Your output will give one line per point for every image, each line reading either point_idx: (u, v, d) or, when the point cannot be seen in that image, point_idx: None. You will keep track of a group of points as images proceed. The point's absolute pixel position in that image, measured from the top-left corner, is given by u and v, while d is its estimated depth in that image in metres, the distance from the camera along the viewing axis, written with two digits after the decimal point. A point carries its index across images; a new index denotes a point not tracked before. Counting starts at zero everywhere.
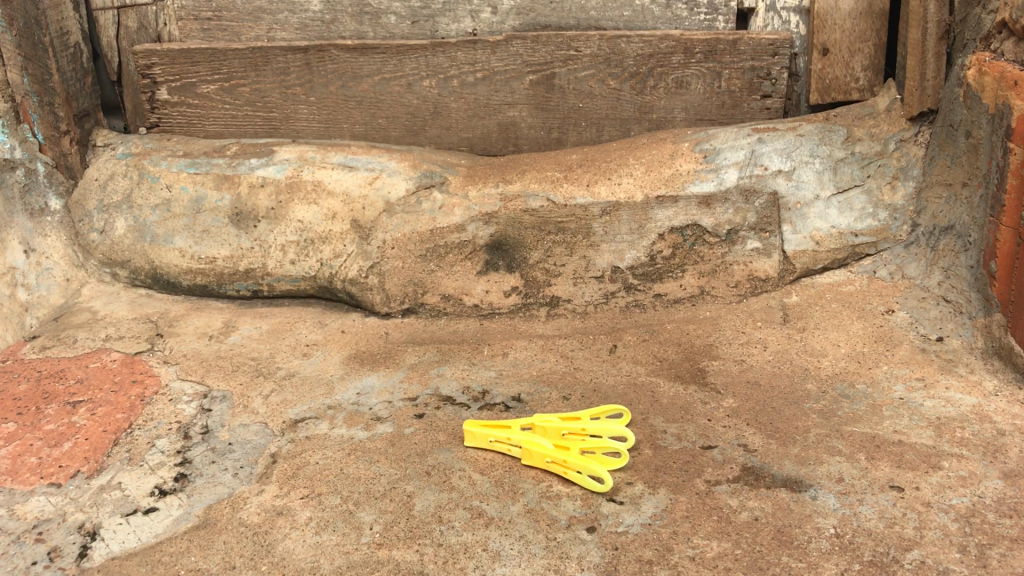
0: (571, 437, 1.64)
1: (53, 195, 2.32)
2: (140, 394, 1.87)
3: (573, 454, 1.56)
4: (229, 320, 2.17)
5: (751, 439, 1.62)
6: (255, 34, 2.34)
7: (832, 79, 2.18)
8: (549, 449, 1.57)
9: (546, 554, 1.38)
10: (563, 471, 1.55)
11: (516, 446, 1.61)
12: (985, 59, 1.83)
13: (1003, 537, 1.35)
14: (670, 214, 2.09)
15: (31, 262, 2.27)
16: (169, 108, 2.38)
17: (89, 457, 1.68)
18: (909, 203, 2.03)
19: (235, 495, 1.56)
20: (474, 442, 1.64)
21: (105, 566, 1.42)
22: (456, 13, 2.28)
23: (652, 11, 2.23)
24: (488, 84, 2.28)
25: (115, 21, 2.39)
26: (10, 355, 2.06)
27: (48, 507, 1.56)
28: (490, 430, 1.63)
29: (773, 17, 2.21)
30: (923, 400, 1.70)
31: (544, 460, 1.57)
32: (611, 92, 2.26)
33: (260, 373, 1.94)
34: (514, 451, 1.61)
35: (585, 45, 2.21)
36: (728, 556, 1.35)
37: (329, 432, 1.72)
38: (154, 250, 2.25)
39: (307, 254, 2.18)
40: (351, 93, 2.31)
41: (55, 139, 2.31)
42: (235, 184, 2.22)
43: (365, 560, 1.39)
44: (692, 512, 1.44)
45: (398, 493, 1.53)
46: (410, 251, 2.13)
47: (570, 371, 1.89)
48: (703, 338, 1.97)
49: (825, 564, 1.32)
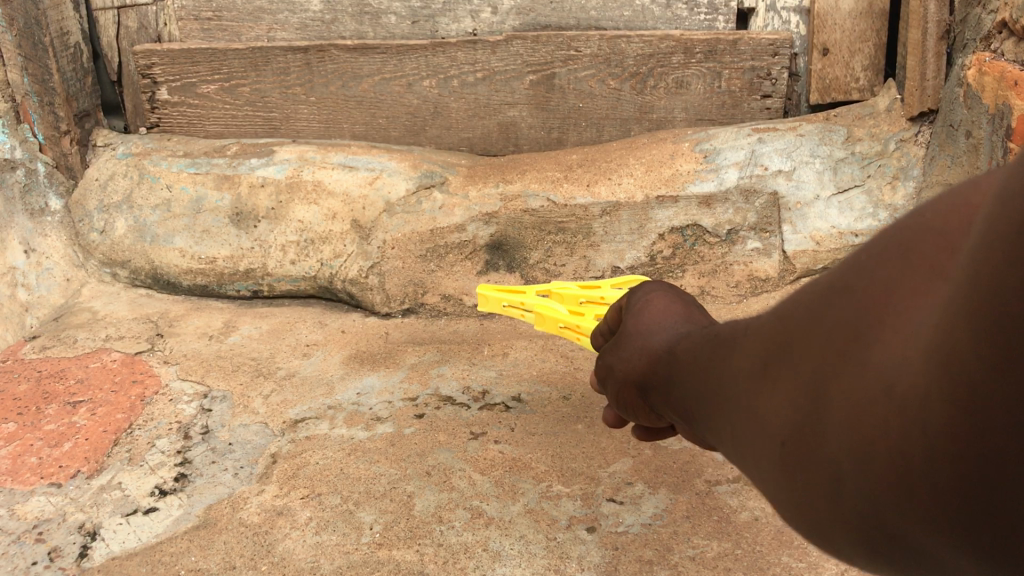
0: (590, 304, 1.46)
1: (53, 195, 2.33)
2: (140, 394, 1.87)
3: (585, 309, 1.47)
4: (229, 320, 2.16)
5: None
6: (255, 34, 2.34)
7: (832, 79, 2.18)
8: (561, 314, 1.48)
9: (546, 554, 1.39)
10: (574, 335, 1.46)
11: (529, 311, 1.56)
12: (985, 58, 1.83)
13: None
14: (670, 214, 2.09)
15: (31, 262, 2.26)
16: (169, 108, 2.39)
17: (89, 457, 1.68)
18: (910, 203, 2.01)
19: (235, 495, 1.56)
20: (489, 307, 1.62)
21: (105, 566, 1.42)
22: (456, 13, 2.28)
23: (652, 11, 2.23)
24: (489, 84, 2.28)
25: (115, 22, 2.40)
26: (10, 355, 2.05)
27: (48, 507, 1.56)
28: (503, 296, 1.60)
29: (773, 17, 2.21)
30: None
31: (556, 324, 1.50)
32: (611, 92, 2.25)
33: (260, 373, 1.93)
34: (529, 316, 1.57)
35: (585, 45, 2.21)
36: (728, 556, 1.37)
37: (329, 432, 1.72)
38: (154, 250, 2.25)
39: (307, 254, 2.18)
40: (351, 93, 2.31)
41: (55, 139, 2.32)
42: (235, 185, 2.23)
43: (366, 560, 1.39)
44: (693, 512, 1.46)
45: (398, 493, 1.53)
46: (410, 251, 2.13)
47: (570, 371, 1.88)
48: None
49: (825, 564, 1.35)
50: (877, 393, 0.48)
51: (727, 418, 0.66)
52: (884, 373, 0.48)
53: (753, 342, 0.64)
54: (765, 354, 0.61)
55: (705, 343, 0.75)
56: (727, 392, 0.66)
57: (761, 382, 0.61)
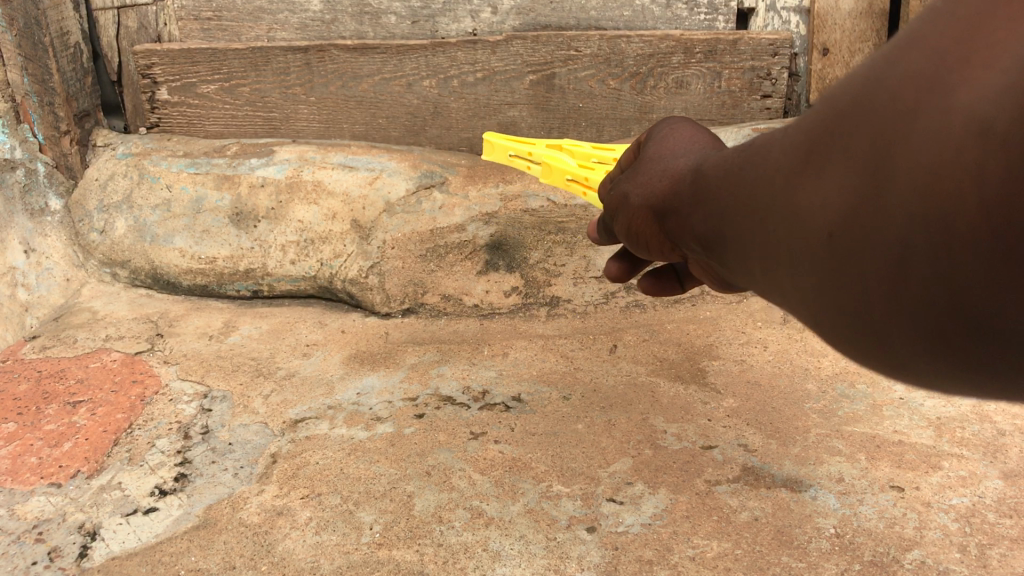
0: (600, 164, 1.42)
1: (53, 195, 2.33)
2: (140, 394, 1.87)
3: (595, 165, 1.41)
4: (229, 320, 2.16)
5: (751, 439, 1.64)
6: (255, 34, 2.34)
7: (832, 78, 2.20)
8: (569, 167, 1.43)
9: (546, 554, 1.39)
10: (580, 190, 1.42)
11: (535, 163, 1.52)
12: None
13: (1003, 537, 1.39)
14: None
15: (30, 262, 2.26)
16: (169, 108, 2.39)
17: (89, 457, 1.68)
18: None
19: (235, 495, 1.56)
20: (492, 154, 1.62)
21: (105, 566, 1.42)
22: (456, 13, 2.28)
23: (652, 11, 2.23)
24: (488, 84, 2.27)
25: (115, 21, 2.40)
26: (10, 355, 2.05)
27: (48, 507, 1.56)
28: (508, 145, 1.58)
29: (773, 17, 2.22)
30: (923, 400, 1.73)
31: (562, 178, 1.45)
32: (611, 92, 2.24)
33: (260, 373, 1.93)
34: (536, 168, 1.53)
35: (585, 45, 2.20)
36: (728, 556, 1.37)
37: (329, 432, 1.72)
38: (154, 250, 2.25)
39: (307, 254, 2.18)
40: (351, 93, 2.31)
41: (55, 139, 2.32)
42: (235, 184, 2.23)
43: (366, 560, 1.39)
44: (692, 512, 1.46)
45: (398, 493, 1.53)
46: (410, 251, 2.14)
47: (570, 371, 1.88)
48: (703, 338, 1.97)
49: (825, 564, 1.35)
50: (968, 137, 0.44)
51: (766, 224, 0.61)
52: (976, 110, 0.44)
53: (799, 127, 0.58)
54: (810, 143, 0.56)
55: (732, 156, 0.68)
56: (765, 188, 0.61)
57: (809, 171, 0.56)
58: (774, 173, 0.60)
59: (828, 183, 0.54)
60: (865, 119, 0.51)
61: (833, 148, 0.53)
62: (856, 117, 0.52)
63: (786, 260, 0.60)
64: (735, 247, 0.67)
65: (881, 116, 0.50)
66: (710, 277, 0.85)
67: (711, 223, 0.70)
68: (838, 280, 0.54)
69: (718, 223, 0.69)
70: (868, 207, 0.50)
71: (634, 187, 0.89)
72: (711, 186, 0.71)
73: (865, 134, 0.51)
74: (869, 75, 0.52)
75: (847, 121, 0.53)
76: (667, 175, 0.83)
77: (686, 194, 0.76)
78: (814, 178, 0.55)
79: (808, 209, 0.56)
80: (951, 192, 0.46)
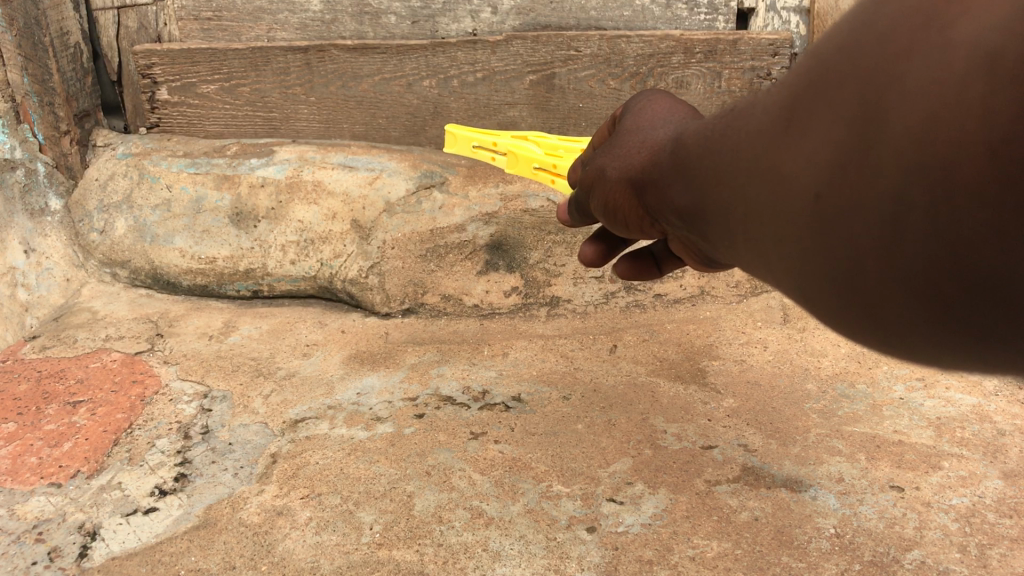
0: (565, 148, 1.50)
1: (53, 195, 2.33)
2: (139, 394, 1.87)
3: (560, 153, 1.49)
4: (229, 320, 2.16)
5: (751, 439, 1.63)
6: (255, 34, 2.34)
7: None
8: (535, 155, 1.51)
9: (546, 554, 1.39)
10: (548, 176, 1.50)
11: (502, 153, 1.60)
12: None
13: (1003, 537, 1.38)
14: None
15: (30, 262, 2.26)
16: (169, 108, 2.39)
17: (89, 457, 1.68)
18: None
19: (235, 495, 1.56)
20: (456, 147, 1.69)
21: (105, 566, 1.42)
22: (456, 13, 2.28)
23: (652, 11, 2.23)
24: (488, 84, 2.27)
25: (115, 21, 2.40)
26: (10, 355, 2.05)
27: (48, 507, 1.56)
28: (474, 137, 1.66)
29: (773, 17, 2.22)
30: (923, 400, 1.73)
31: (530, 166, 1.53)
32: (611, 92, 2.24)
33: (260, 373, 1.93)
34: (500, 159, 1.60)
35: (585, 45, 2.20)
36: (728, 556, 1.37)
37: (329, 432, 1.71)
38: (154, 250, 2.25)
39: (307, 254, 2.18)
40: (351, 94, 2.31)
41: (55, 139, 2.32)
42: (235, 185, 2.23)
43: (365, 560, 1.39)
44: (692, 512, 1.46)
45: (398, 493, 1.53)
46: (410, 250, 2.14)
47: (570, 371, 1.88)
48: (703, 338, 1.98)
49: (825, 564, 1.35)
50: (970, 79, 0.45)
51: (747, 186, 0.60)
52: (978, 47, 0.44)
53: (783, 87, 0.58)
54: (793, 101, 0.56)
55: (714, 122, 0.68)
56: (746, 152, 0.61)
57: (793, 130, 0.55)
58: (755, 138, 0.60)
59: (811, 142, 0.54)
60: (850, 74, 0.51)
61: (817, 105, 0.53)
62: (840, 71, 0.52)
63: (768, 229, 0.59)
64: (718, 219, 0.67)
65: (868, 66, 0.50)
66: (690, 254, 0.85)
67: (691, 193, 0.70)
68: (825, 247, 0.54)
69: (699, 193, 0.69)
70: (855, 164, 0.50)
71: (611, 163, 0.88)
72: (691, 155, 0.70)
73: (851, 87, 0.51)
74: (853, 28, 0.52)
75: (829, 77, 0.53)
76: (646, 148, 0.82)
77: (666, 165, 0.76)
78: (795, 139, 0.55)
79: (793, 170, 0.55)
80: (951, 138, 0.45)
